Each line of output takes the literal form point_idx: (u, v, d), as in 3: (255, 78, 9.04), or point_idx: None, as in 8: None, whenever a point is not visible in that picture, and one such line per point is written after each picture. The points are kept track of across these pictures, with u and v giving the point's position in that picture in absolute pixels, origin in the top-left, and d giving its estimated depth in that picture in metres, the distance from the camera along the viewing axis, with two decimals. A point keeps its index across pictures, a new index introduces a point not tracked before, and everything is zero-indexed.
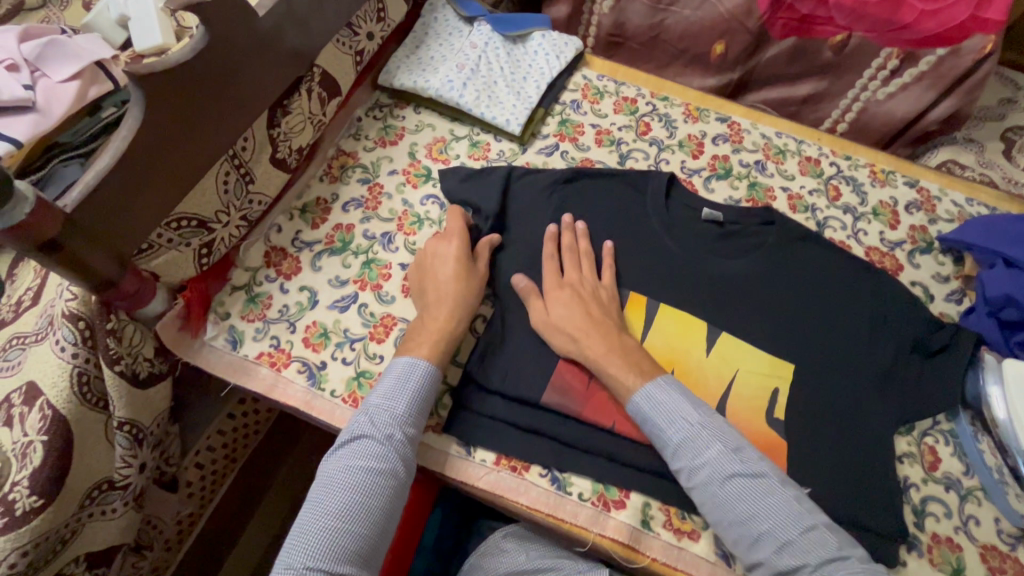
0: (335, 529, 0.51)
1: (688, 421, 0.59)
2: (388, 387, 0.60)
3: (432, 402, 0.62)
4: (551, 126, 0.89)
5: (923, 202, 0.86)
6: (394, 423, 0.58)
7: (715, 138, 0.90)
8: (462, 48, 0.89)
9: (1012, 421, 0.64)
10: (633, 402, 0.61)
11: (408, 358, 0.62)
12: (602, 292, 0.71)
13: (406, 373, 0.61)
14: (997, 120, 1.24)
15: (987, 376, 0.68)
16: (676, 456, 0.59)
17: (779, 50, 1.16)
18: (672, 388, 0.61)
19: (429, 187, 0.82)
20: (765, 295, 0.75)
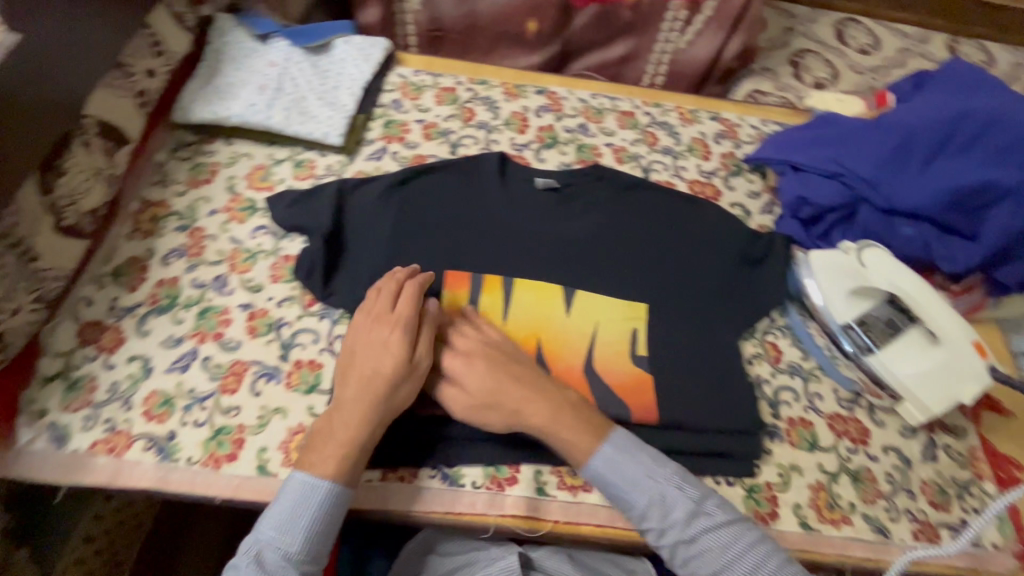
0: None
1: (646, 476, 0.57)
2: (278, 517, 0.53)
3: (338, 526, 0.55)
4: (376, 129, 0.88)
5: (727, 131, 0.95)
6: (288, 564, 0.52)
7: (538, 111, 0.94)
8: (260, 68, 0.85)
9: (829, 307, 0.73)
10: (587, 467, 0.58)
11: (301, 478, 0.54)
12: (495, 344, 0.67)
13: (300, 498, 0.54)
14: (783, 48, 1.40)
15: (802, 272, 0.77)
16: (639, 513, 0.57)
17: (586, 18, 1.23)
18: (622, 443, 0.59)
19: (258, 218, 0.77)
20: (607, 246, 0.79)
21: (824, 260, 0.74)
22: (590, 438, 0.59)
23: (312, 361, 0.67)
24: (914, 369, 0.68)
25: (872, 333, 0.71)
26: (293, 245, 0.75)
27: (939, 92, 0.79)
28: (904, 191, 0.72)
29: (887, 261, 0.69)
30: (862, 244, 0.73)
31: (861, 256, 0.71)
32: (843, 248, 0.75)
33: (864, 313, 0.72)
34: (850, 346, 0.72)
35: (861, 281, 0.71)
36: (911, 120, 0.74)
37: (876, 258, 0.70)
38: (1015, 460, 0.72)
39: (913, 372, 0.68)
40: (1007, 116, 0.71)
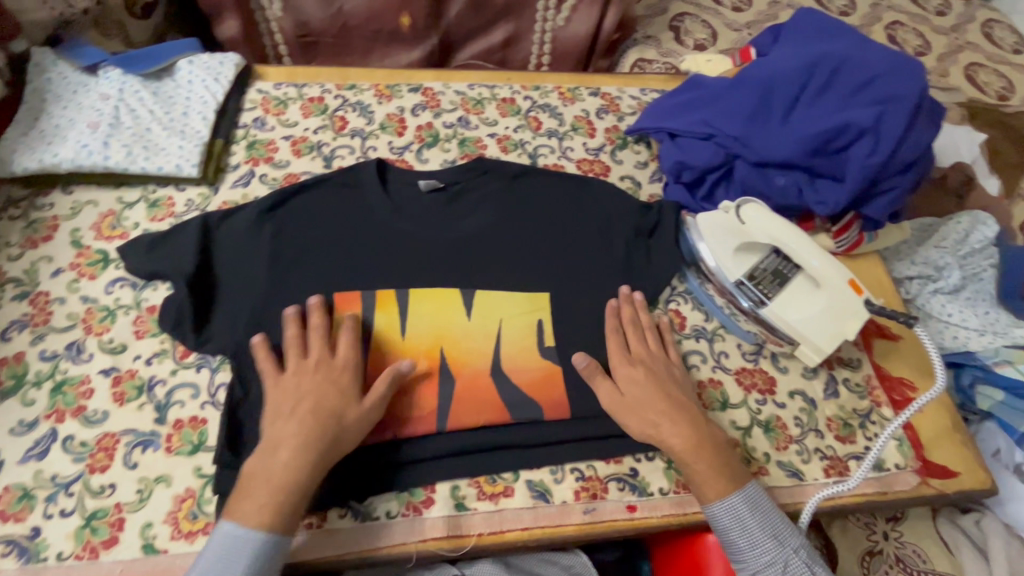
0: None
1: (766, 536, 0.58)
2: (208, 567, 0.50)
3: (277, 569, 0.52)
4: (239, 153, 0.81)
5: (609, 105, 0.95)
6: None
7: (414, 110, 0.89)
8: (91, 103, 0.76)
9: (721, 266, 0.73)
10: (708, 508, 0.60)
11: (227, 527, 0.51)
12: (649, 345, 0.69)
13: (229, 544, 0.51)
14: (662, 14, 1.42)
15: (693, 237, 0.77)
16: (744, 566, 0.59)
17: (459, 6, 1.18)
18: (753, 501, 0.60)
19: (112, 271, 0.69)
20: (502, 240, 0.76)
21: (708, 222, 0.75)
22: (726, 483, 0.60)
23: (193, 418, 0.61)
24: (805, 313, 0.70)
25: (762, 285, 0.72)
26: (157, 294, 0.68)
27: (792, 41, 0.82)
28: (771, 143, 0.74)
29: (764, 217, 0.70)
30: (739, 203, 0.74)
31: (739, 214, 0.73)
32: (724, 208, 0.75)
33: (753, 267, 0.73)
34: (746, 301, 0.73)
35: (743, 238, 0.73)
36: (768, 73, 0.76)
37: (752, 215, 0.71)
38: (906, 380, 0.76)
39: (805, 316, 0.70)
40: (854, 57, 0.73)
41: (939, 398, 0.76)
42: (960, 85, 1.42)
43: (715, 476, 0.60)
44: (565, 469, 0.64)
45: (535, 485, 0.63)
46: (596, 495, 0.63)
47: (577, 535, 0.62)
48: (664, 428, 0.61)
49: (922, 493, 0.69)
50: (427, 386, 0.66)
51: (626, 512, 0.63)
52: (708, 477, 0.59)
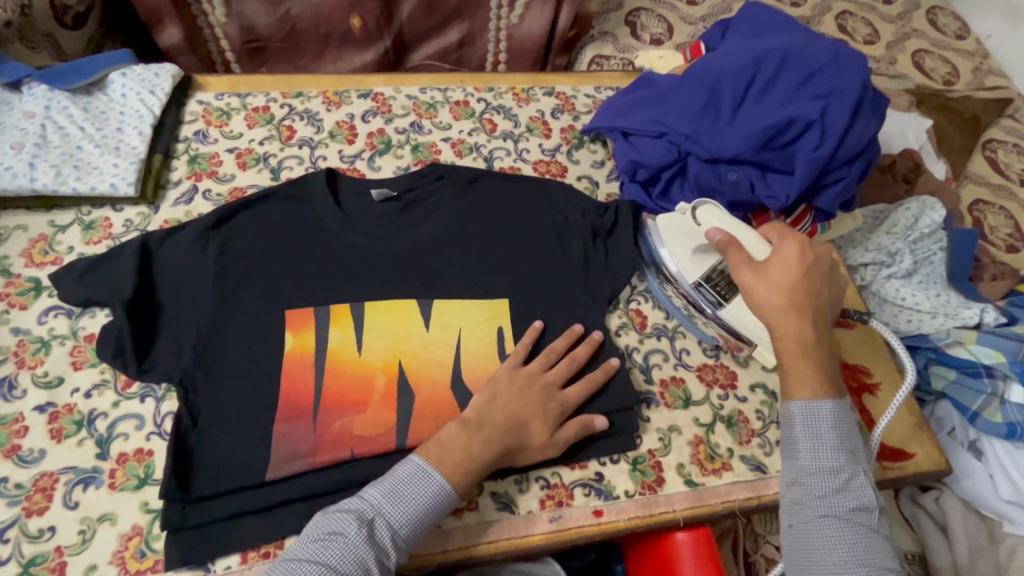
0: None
1: (839, 447, 0.58)
2: (395, 488, 0.55)
3: (433, 525, 0.56)
4: (180, 168, 0.78)
5: (564, 105, 0.94)
6: (387, 538, 0.53)
7: (364, 116, 0.87)
8: (15, 122, 0.72)
9: (681, 269, 0.72)
10: (789, 402, 0.60)
11: (425, 464, 0.57)
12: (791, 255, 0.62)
13: (420, 481, 0.56)
14: (617, 9, 1.42)
15: (654, 239, 0.76)
16: (796, 469, 0.58)
17: (411, 6, 1.15)
18: (839, 416, 0.59)
19: (45, 299, 0.66)
20: (459, 248, 0.74)
21: (666, 224, 0.74)
22: (818, 387, 0.59)
23: (139, 451, 0.59)
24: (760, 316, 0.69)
25: (719, 287, 0.71)
26: (95, 321, 0.65)
27: (739, 35, 0.82)
28: (720, 140, 0.74)
29: (719, 217, 0.67)
30: (697, 203, 0.71)
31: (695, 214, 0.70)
32: (682, 210, 0.73)
33: (710, 268, 0.72)
34: (706, 305, 0.72)
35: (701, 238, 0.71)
36: (716, 69, 0.76)
37: (708, 217, 0.68)
38: (862, 366, 0.77)
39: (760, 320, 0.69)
40: (799, 50, 0.74)
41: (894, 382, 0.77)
42: (908, 72, 1.45)
43: (814, 379, 0.59)
44: (530, 478, 0.63)
45: (501, 497, 0.62)
46: (562, 503, 0.63)
47: (545, 544, 0.61)
48: (778, 316, 0.60)
49: (883, 477, 0.70)
50: (386, 403, 0.64)
51: (593, 517, 0.62)
52: (804, 376, 0.59)
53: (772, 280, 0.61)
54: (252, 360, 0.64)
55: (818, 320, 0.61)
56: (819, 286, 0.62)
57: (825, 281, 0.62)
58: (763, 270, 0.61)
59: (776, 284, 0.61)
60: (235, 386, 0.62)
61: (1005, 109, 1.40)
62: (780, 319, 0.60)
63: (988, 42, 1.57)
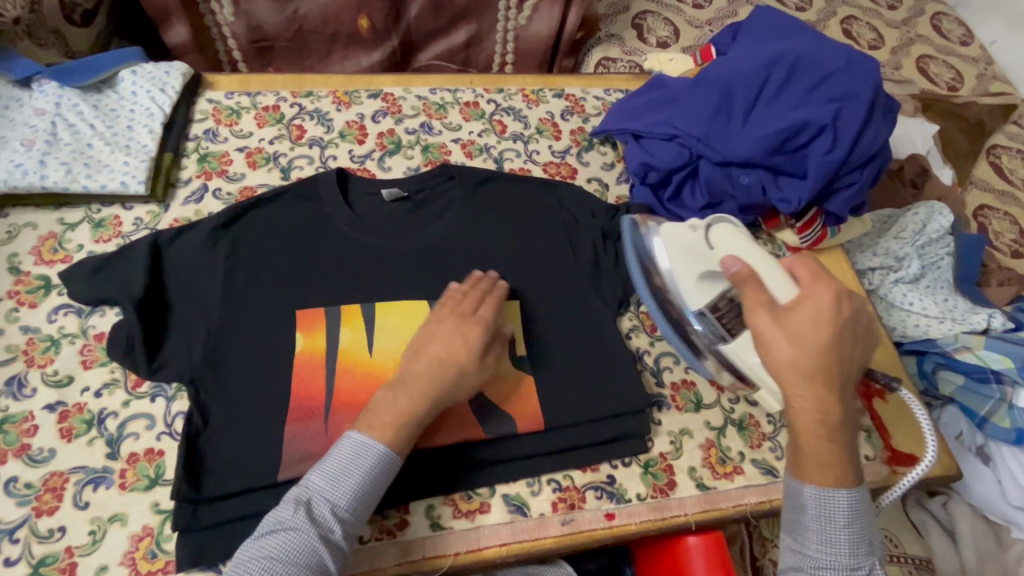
0: None
1: (850, 542, 0.52)
2: (330, 468, 0.52)
3: (383, 490, 0.54)
4: (190, 167, 0.77)
5: (574, 107, 0.94)
6: (332, 515, 0.50)
7: (374, 116, 0.87)
8: (25, 120, 0.71)
9: (681, 289, 0.67)
10: (802, 484, 0.54)
11: (357, 436, 0.53)
12: (822, 305, 0.52)
13: (354, 455, 0.53)
14: (624, 12, 1.42)
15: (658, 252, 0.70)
16: (802, 559, 0.54)
17: (419, 7, 1.15)
18: (856, 508, 0.53)
19: (55, 297, 0.65)
20: (469, 249, 0.74)
21: (672, 237, 0.68)
22: (835, 470, 0.53)
23: (149, 450, 0.58)
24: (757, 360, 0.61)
25: (724, 317, 0.64)
26: (105, 320, 0.65)
27: (752, 39, 0.82)
28: (732, 143, 0.74)
29: (735, 244, 0.60)
30: (711, 223, 0.65)
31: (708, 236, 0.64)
32: (692, 226, 0.67)
33: (715, 297, 0.64)
34: (706, 335, 0.66)
35: (708, 263, 0.63)
36: (728, 73, 0.76)
37: (726, 241, 0.61)
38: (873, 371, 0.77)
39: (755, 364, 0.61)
40: (810, 55, 0.74)
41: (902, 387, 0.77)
42: (912, 77, 1.46)
43: (835, 465, 0.52)
44: (541, 481, 0.63)
45: (512, 498, 0.62)
46: (574, 505, 0.62)
47: (557, 547, 0.61)
48: (796, 380, 0.52)
49: (893, 482, 0.69)
50: None
51: (604, 520, 0.62)
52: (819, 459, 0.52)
53: (793, 333, 0.52)
54: (262, 360, 0.63)
55: (842, 387, 0.52)
56: (847, 342, 0.52)
57: (852, 338, 0.53)
58: (784, 318, 0.53)
59: (798, 339, 0.52)
60: (245, 385, 0.62)
61: (1010, 115, 1.41)
62: (800, 382, 0.52)
63: (992, 48, 1.57)
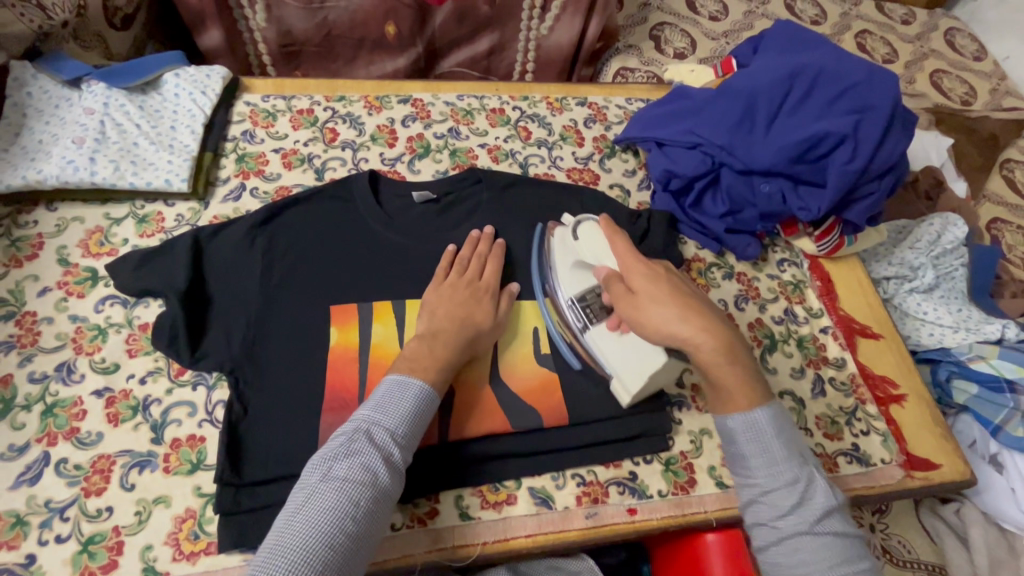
0: (326, 537, 0.46)
1: (785, 456, 0.53)
2: (376, 402, 0.55)
3: (427, 424, 0.57)
4: (229, 166, 0.80)
5: (596, 114, 0.97)
6: (388, 443, 0.53)
7: (404, 121, 0.90)
8: (75, 118, 0.75)
9: (559, 280, 0.71)
10: (727, 417, 0.55)
11: (399, 376, 0.58)
12: (646, 261, 0.63)
13: (399, 389, 0.56)
14: (642, 24, 1.45)
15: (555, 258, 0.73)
16: (754, 488, 0.54)
17: (444, 16, 1.17)
18: (778, 422, 0.54)
19: (102, 288, 0.68)
20: (496, 236, 0.77)
21: (554, 237, 0.74)
22: (745, 389, 0.55)
23: (191, 437, 0.61)
24: (620, 351, 0.65)
25: (593, 308, 0.68)
26: (149, 311, 0.67)
27: (774, 51, 0.84)
28: (755, 153, 0.76)
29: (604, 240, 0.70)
30: (579, 220, 0.74)
31: (574, 230, 0.73)
32: (564, 224, 0.75)
33: (585, 287, 0.70)
34: (576, 322, 0.69)
35: (577, 254, 0.71)
36: (752, 84, 0.78)
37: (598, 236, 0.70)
38: (888, 377, 0.79)
39: (617, 352, 0.65)
40: (831, 68, 0.76)
41: (918, 394, 0.78)
42: (926, 92, 1.47)
43: (741, 384, 0.55)
44: (566, 475, 0.65)
45: (538, 492, 0.64)
46: (598, 500, 0.64)
47: (580, 540, 0.62)
48: (677, 322, 0.57)
49: (908, 486, 0.71)
50: None
51: (627, 514, 0.64)
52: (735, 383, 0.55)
53: (647, 293, 0.60)
54: (298, 352, 0.66)
55: (715, 316, 0.58)
56: (682, 283, 0.61)
57: (684, 280, 0.62)
58: (632, 291, 0.61)
59: (654, 296, 0.59)
60: (283, 376, 0.64)
61: None
62: (677, 326, 0.57)
63: (1005, 64, 1.59)
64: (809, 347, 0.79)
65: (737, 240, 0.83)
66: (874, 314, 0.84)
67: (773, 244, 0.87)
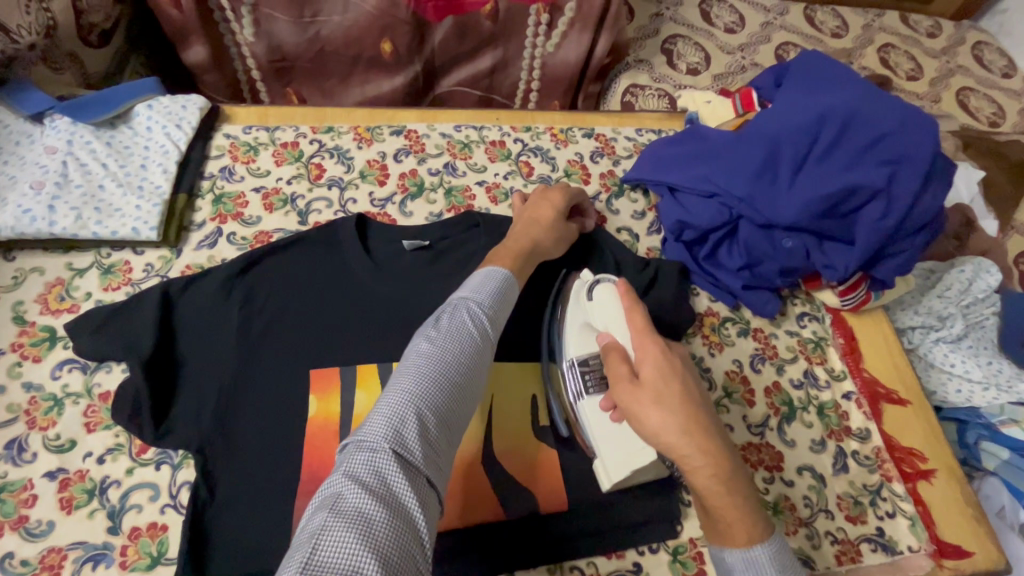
0: (436, 382, 0.46)
1: None
2: (471, 281, 0.57)
3: (513, 307, 0.57)
4: (204, 209, 0.74)
5: (604, 147, 0.90)
6: (485, 313, 0.53)
7: (397, 155, 0.83)
8: (35, 158, 0.69)
9: (565, 339, 0.66)
10: (723, 550, 0.48)
11: (489, 263, 0.59)
12: (658, 343, 0.51)
13: (491, 272, 0.58)
14: (654, 37, 1.37)
15: (569, 312, 0.67)
16: None
17: (444, 32, 1.10)
18: (779, 562, 0.46)
19: (60, 351, 0.62)
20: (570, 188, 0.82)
21: (574, 287, 0.68)
22: (748, 529, 0.47)
23: (152, 525, 0.55)
24: (610, 433, 0.60)
25: (590, 378, 0.63)
26: (111, 377, 0.62)
27: (800, 84, 0.77)
28: (777, 207, 0.69)
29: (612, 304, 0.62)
30: (598, 278, 0.67)
31: (591, 289, 0.66)
32: (582, 281, 0.68)
33: (587, 351, 0.64)
34: (571, 388, 0.63)
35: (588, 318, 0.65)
36: (775, 129, 0.71)
37: (607, 300, 0.63)
38: (915, 451, 0.72)
39: (607, 433, 0.60)
40: (864, 111, 0.69)
41: (949, 469, 0.72)
42: (953, 113, 1.39)
43: (741, 518, 0.47)
44: (565, 568, 0.59)
45: None
46: None
47: None
48: (679, 437, 0.46)
49: None
50: None
51: None
52: (735, 521, 0.46)
53: (651, 391, 0.49)
54: (272, 426, 0.60)
55: (724, 433, 0.48)
56: (696, 380, 0.50)
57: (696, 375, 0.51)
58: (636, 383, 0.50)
59: (661, 396, 0.48)
60: (253, 456, 0.58)
61: None
62: (680, 441, 0.46)
63: None
64: (831, 416, 0.73)
65: (755, 297, 0.76)
66: (901, 375, 0.78)
67: (792, 297, 0.81)
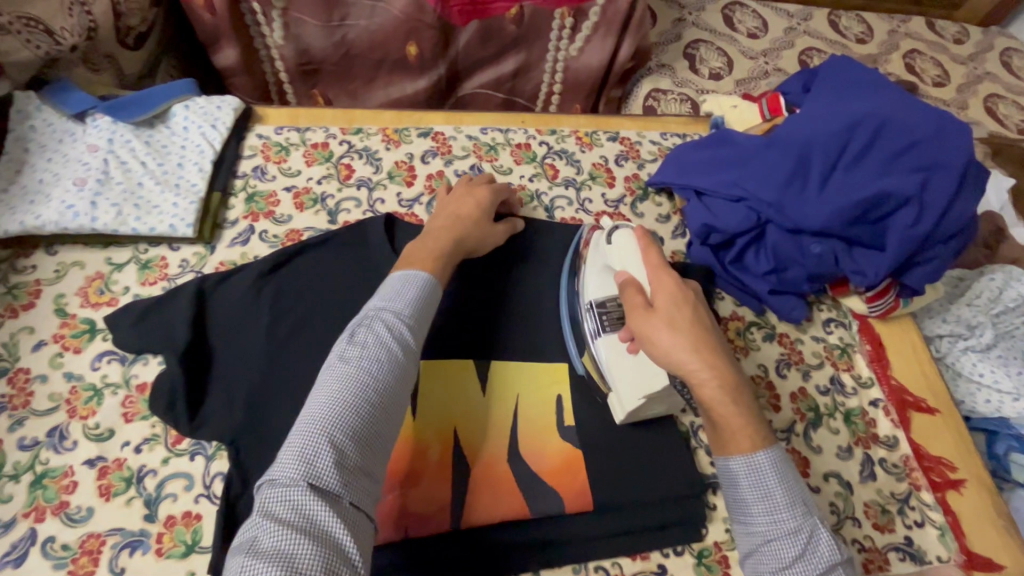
0: (348, 406, 0.47)
1: (788, 502, 0.49)
2: (386, 293, 0.56)
3: (433, 313, 0.58)
4: (238, 207, 0.76)
5: (628, 151, 0.90)
6: (400, 324, 0.54)
7: (424, 156, 0.84)
8: (78, 156, 0.71)
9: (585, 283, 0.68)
10: (726, 457, 0.52)
11: (404, 271, 0.59)
12: (670, 279, 0.56)
13: (406, 281, 0.57)
14: (676, 42, 1.37)
15: (590, 259, 0.70)
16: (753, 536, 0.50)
17: (468, 35, 1.11)
18: (781, 468, 0.50)
19: (99, 343, 0.64)
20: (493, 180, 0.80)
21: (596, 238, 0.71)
22: (749, 435, 0.51)
23: (187, 514, 0.56)
24: (626, 365, 0.62)
25: (608, 317, 0.65)
26: (148, 369, 0.63)
27: (830, 90, 0.76)
28: (807, 213, 0.69)
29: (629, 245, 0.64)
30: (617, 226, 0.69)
31: (610, 235, 0.68)
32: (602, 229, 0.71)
33: (606, 294, 0.66)
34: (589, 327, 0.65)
35: (607, 261, 0.67)
36: (806, 135, 0.71)
37: (624, 242, 0.64)
38: (945, 460, 0.71)
39: (623, 366, 0.62)
40: (898, 119, 0.68)
41: (980, 479, 0.71)
42: (981, 120, 1.38)
43: (744, 426, 0.51)
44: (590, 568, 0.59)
45: None
46: None
47: None
48: (689, 355, 0.51)
49: None
50: (440, 478, 0.59)
51: None
52: (738, 428, 0.51)
53: (665, 318, 0.53)
54: None
55: (728, 355, 0.53)
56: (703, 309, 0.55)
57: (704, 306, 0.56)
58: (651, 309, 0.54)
59: (674, 321, 0.53)
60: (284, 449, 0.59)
61: None
62: (691, 360, 0.51)
63: None
64: (858, 423, 0.72)
65: (782, 302, 0.76)
66: (929, 383, 0.77)
67: (818, 303, 0.80)
